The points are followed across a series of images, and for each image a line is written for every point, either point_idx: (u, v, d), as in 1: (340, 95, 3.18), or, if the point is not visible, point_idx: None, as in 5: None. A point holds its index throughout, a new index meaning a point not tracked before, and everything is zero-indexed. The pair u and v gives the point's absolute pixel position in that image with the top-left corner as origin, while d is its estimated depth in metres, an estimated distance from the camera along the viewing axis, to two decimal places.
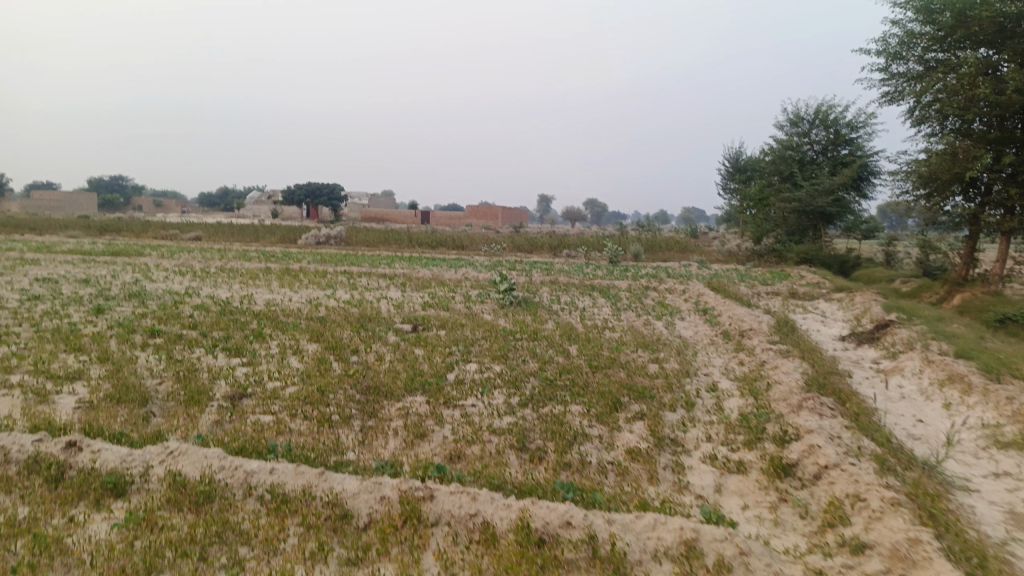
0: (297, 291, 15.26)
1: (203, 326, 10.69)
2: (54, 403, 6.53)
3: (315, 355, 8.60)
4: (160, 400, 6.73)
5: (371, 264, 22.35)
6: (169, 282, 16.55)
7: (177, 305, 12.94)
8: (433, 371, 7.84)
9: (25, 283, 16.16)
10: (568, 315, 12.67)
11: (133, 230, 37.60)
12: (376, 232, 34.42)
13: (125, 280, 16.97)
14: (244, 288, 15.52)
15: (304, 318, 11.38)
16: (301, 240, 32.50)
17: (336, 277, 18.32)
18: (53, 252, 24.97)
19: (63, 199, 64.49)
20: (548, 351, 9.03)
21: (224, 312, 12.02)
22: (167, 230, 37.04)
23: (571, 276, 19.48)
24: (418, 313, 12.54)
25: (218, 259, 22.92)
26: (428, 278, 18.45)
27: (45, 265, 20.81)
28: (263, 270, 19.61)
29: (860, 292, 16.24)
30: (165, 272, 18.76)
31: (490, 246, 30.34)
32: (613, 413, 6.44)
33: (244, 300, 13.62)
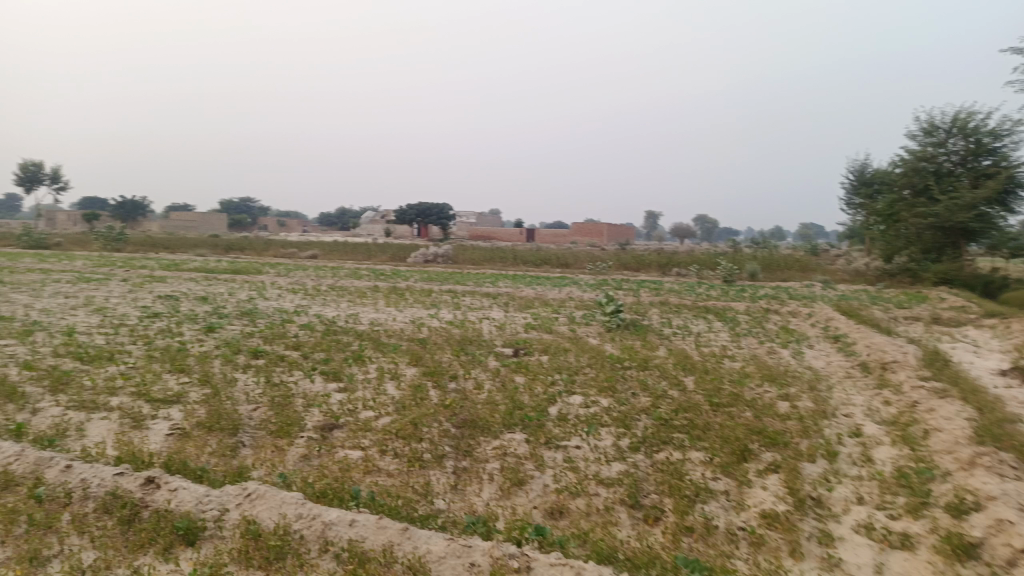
0: (401, 310, 15.07)
1: (306, 345, 10.55)
2: (147, 430, 6.36)
3: (411, 381, 8.13)
4: (250, 428, 6.44)
5: (476, 282, 22.10)
6: (281, 300, 16.82)
7: (284, 323, 12.99)
8: (535, 404, 7.19)
9: (149, 300, 16.88)
10: (682, 340, 11.74)
11: (255, 248, 39.37)
12: (483, 250, 34.37)
13: (240, 297, 17.43)
14: (349, 307, 15.51)
15: (404, 339, 11.06)
16: (409, 258, 32.87)
17: (440, 295, 18.12)
18: (181, 270, 26.31)
19: (197, 219, 68.99)
20: (661, 384, 8.19)
21: (327, 331, 11.90)
22: (285, 248, 38.52)
23: (683, 297, 18.40)
24: (520, 335, 11.97)
25: (330, 277, 23.38)
26: (532, 298, 17.91)
27: (171, 282, 21.83)
28: (371, 288, 19.70)
29: (1018, 318, 14.33)
30: (279, 290, 19.19)
31: (596, 264, 29.54)
32: (741, 465, 5.58)
33: (349, 319, 13.51)
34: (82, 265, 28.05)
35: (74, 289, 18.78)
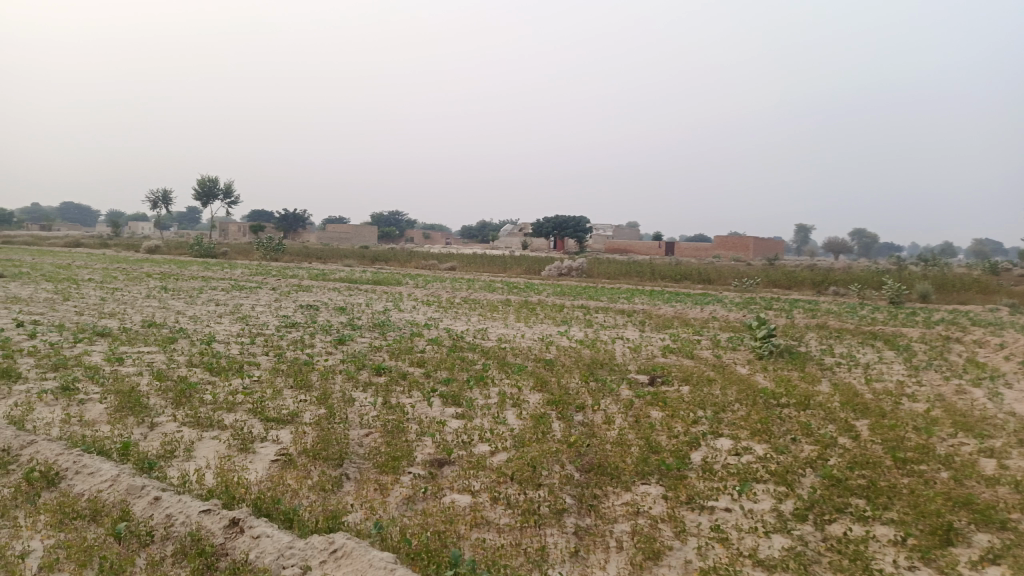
0: (532, 326, 14.39)
1: (428, 360, 10.02)
2: (252, 455, 5.97)
3: (534, 410, 7.32)
4: (355, 458, 5.89)
5: (612, 297, 21.12)
6: (413, 312, 16.67)
7: (412, 335, 12.62)
8: (674, 449, 6.16)
9: (290, 309, 17.25)
10: (847, 373, 10.17)
11: (397, 260, 40.51)
12: (620, 263, 33.25)
13: (375, 308, 17.50)
14: (479, 321, 15.00)
15: (531, 360, 10.29)
16: (544, 271, 32.36)
17: (574, 311, 17.28)
18: (326, 280, 27.27)
19: (349, 231, 72.57)
20: (828, 429, 6.89)
21: (453, 347, 11.36)
22: (426, 260, 39.33)
23: (843, 319, 16.50)
24: (658, 359, 10.90)
25: (465, 289, 23.26)
26: (672, 316, 16.68)
27: (315, 291, 22.49)
28: (503, 301, 19.25)
29: None
30: (414, 301, 19.15)
31: (741, 281, 27.61)
32: (946, 551, 4.32)
33: (477, 335, 12.99)
34: (240, 273, 29.76)
35: (227, 297, 19.65)
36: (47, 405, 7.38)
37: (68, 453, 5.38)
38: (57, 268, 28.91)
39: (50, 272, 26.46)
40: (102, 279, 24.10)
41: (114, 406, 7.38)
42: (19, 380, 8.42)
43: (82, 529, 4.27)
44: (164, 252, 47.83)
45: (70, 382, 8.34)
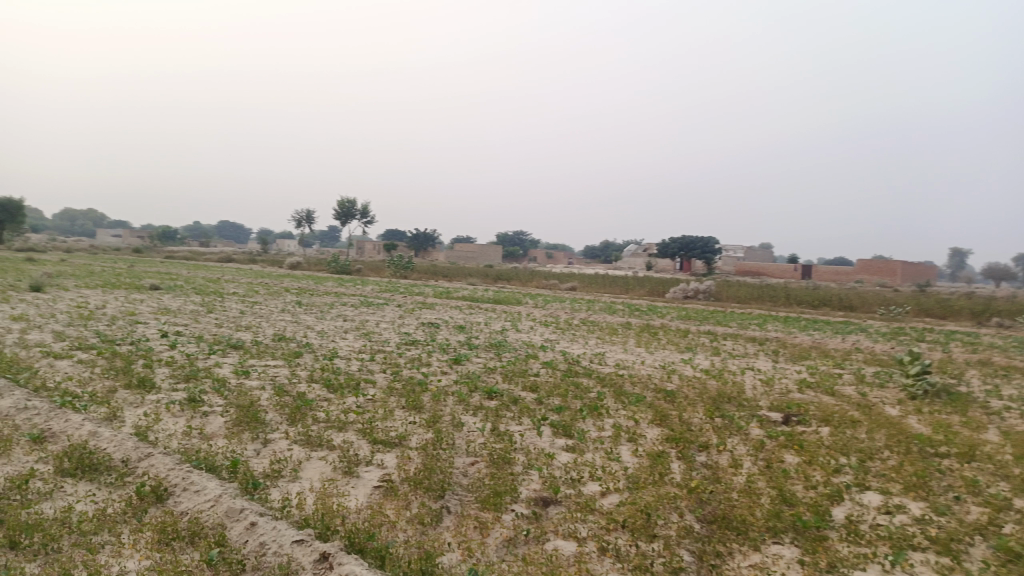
0: (654, 352, 13.71)
1: (543, 384, 9.65)
2: (356, 480, 5.76)
3: (651, 447, 6.77)
4: (457, 488, 5.59)
5: (741, 323, 19.94)
6: (532, 333, 16.38)
7: (528, 357, 12.31)
8: (811, 503, 5.44)
9: (411, 326, 17.44)
10: (1020, 419, 8.85)
11: (519, 279, 40.61)
12: (751, 287, 31.59)
13: (493, 327, 17.34)
14: (598, 345, 14.49)
15: (651, 389, 9.70)
16: (669, 293, 31.27)
17: (699, 337, 16.39)
18: (449, 298, 27.60)
19: (475, 250, 73.93)
20: (1001, 488, 5.89)
21: (569, 371, 10.93)
22: (548, 280, 39.14)
23: (1011, 356, 14.66)
24: (793, 394, 9.97)
25: (585, 310, 22.76)
26: (808, 346, 15.44)
27: (437, 309, 22.73)
28: (624, 325, 18.60)
29: None
30: (533, 322, 18.89)
31: (888, 309, 25.41)
32: None
33: (595, 359, 12.49)
34: (369, 290, 30.75)
35: (354, 313, 20.21)
36: (174, 417, 7.64)
37: (180, 469, 5.44)
38: (207, 281, 31.05)
39: (200, 285, 28.40)
40: (244, 292, 25.54)
41: (233, 420, 7.52)
42: (153, 390, 8.82)
43: (179, 551, 4.22)
44: (303, 269, 50.52)
45: (197, 394, 8.63)
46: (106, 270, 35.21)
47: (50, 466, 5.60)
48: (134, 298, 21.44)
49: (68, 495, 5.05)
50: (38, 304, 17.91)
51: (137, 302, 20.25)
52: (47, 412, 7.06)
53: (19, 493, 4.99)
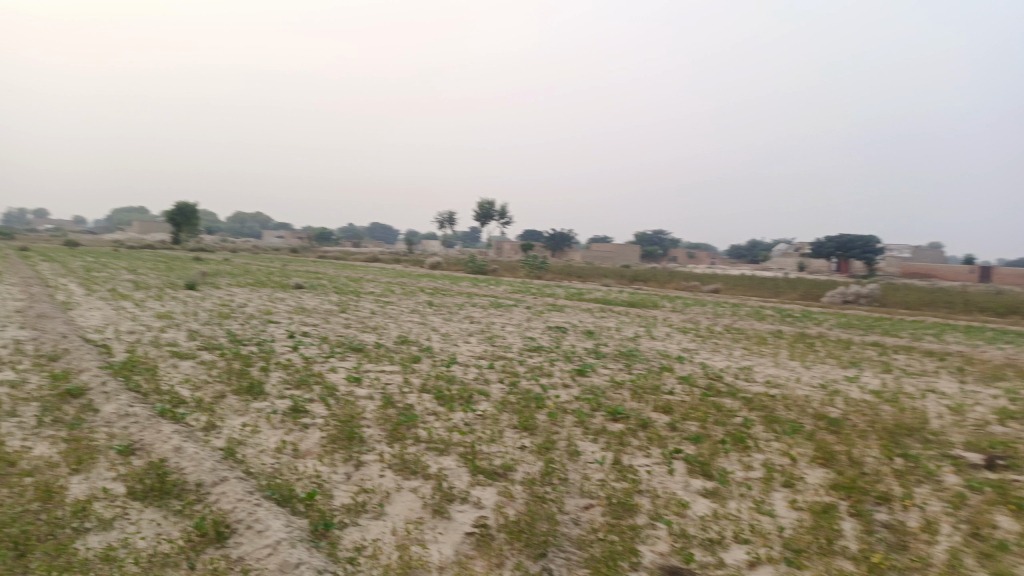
0: (811, 368, 11.91)
1: (677, 405, 8.34)
2: (445, 523, 4.80)
3: (814, 499, 5.38)
4: (564, 544, 4.55)
5: (914, 333, 17.39)
6: (669, 341, 14.91)
7: (661, 370, 10.95)
8: None
9: (538, 330, 16.49)
10: None
11: (658, 280, 38.70)
12: (921, 291, 28.12)
13: (626, 334, 16.03)
14: (743, 358, 12.83)
15: (808, 416, 8.14)
16: (824, 297, 28.40)
17: (864, 350, 14.26)
18: (582, 300, 26.45)
19: (612, 251, 72.42)
20: None
21: (710, 390, 9.48)
22: (688, 281, 37.01)
23: None
24: (993, 428, 8.04)
25: (729, 316, 20.87)
26: (1004, 364, 12.96)
27: (568, 311, 21.65)
28: (774, 333, 16.67)
29: None
30: (670, 328, 17.37)
31: None
32: None
33: (742, 375, 10.91)
34: (501, 290, 30.18)
35: (482, 315, 19.53)
36: (271, 429, 7.03)
37: (248, 502, 4.74)
38: (349, 280, 31.77)
39: (341, 284, 29.01)
40: (380, 292, 25.64)
41: (328, 433, 6.79)
42: (259, 396, 8.34)
43: None
44: (442, 268, 51.25)
45: (300, 401, 8.02)
46: (261, 269, 37.09)
47: (122, 488, 5.04)
48: (276, 296, 21.96)
49: (127, 526, 4.42)
50: (188, 302, 18.62)
51: (277, 301, 20.72)
52: (143, 421, 6.66)
53: (76, 522, 4.36)
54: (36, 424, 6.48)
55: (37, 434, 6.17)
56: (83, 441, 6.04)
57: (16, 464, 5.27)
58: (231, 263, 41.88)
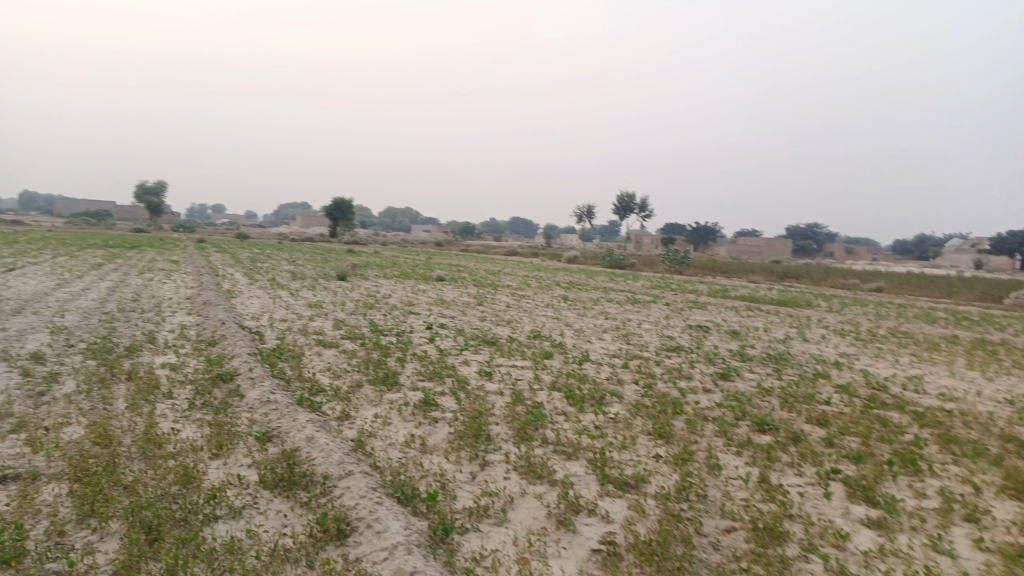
0: (995, 380, 10.45)
1: (834, 417, 7.50)
2: (570, 536, 4.47)
3: (1006, 540, 4.54)
4: (701, 571, 4.08)
5: None
6: (823, 345, 13.70)
7: (816, 377, 9.97)
8: None
9: (679, 329, 15.73)
10: None
11: (811, 278, 36.27)
12: None
13: (775, 335, 14.93)
14: (912, 366, 11.49)
15: (995, 437, 7.03)
16: (1008, 299, 25.33)
17: None
18: (727, 298, 25.15)
19: (760, 246, 69.02)
20: None
21: (873, 402, 8.48)
22: (846, 279, 34.37)
23: None
24: None
25: (893, 318, 19.02)
26: None
27: (712, 310, 20.61)
28: (948, 338, 14.92)
29: None
30: (825, 330, 16.01)
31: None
32: None
33: (910, 386, 9.74)
34: (641, 286, 29.34)
35: (620, 311, 18.96)
36: (401, 422, 6.69)
37: (369, 499, 4.64)
38: (488, 274, 32.13)
39: (481, 278, 29.37)
40: (518, 286, 25.67)
41: (457, 429, 6.43)
42: (393, 388, 8.01)
43: None
44: (582, 263, 50.84)
45: (432, 394, 7.66)
46: (407, 261, 38.41)
47: (254, 475, 5.07)
48: (418, 289, 22.51)
49: (255, 516, 4.41)
50: (336, 292, 19.43)
51: (419, 292, 21.20)
52: (281, 408, 6.66)
53: (209, 509, 4.40)
54: (187, 407, 6.75)
55: (186, 417, 6.43)
56: (226, 426, 6.18)
57: (163, 446, 5.47)
58: (380, 256, 43.70)
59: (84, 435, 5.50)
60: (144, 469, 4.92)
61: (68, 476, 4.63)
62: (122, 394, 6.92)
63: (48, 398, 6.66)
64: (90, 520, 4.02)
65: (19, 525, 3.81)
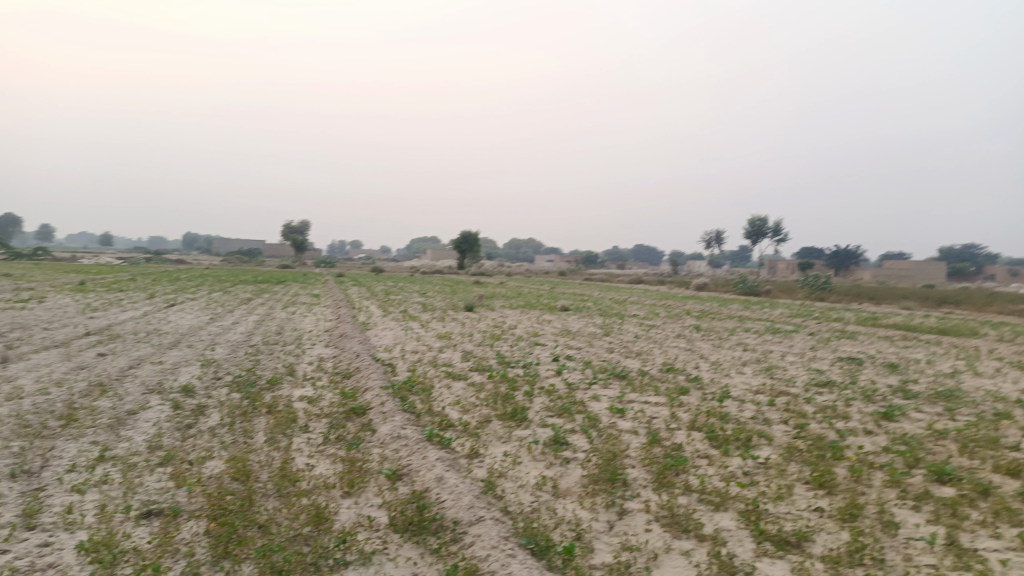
0: None
1: None
2: None
3: None
4: None
5: None
6: (1001, 380, 12.12)
7: (998, 419, 8.73)
8: None
9: (826, 361, 14.50)
10: None
11: (974, 303, 32.93)
12: None
13: (940, 369, 13.42)
14: None
15: None
16: None
17: None
18: (878, 326, 23.16)
19: (910, 269, 63.93)
20: None
21: None
22: (1016, 304, 30.91)
23: None
24: None
25: None
26: None
27: (862, 339, 18.98)
28: None
29: None
30: (1000, 363, 14.24)
31: None
32: None
33: None
34: (778, 314, 27.69)
35: (759, 342, 17.81)
36: (531, 461, 6.34)
37: (501, 550, 4.33)
38: (615, 303, 31.48)
39: (607, 307, 28.78)
40: (647, 315, 24.88)
41: (591, 472, 6.02)
42: (522, 424, 7.62)
43: None
44: (712, 290, 48.91)
45: (562, 432, 7.22)
46: (532, 291, 38.37)
47: (385, 516, 4.84)
48: (545, 319, 22.28)
49: (385, 564, 4.19)
50: (464, 323, 19.54)
51: (545, 322, 20.96)
52: (412, 445, 6.41)
53: (338, 554, 4.23)
54: (322, 441, 6.70)
55: (320, 452, 6.33)
56: (357, 462, 6.00)
57: (296, 483, 5.38)
58: (507, 286, 44.01)
59: (224, 470, 5.56)
60: (278, 506, 4.85)
61: (206, 513, 4.62)
62: (262, 428, 7.03)
63: (194, 431, 6.88)
64: (223, 563, 3.96)
65: (156, 565, 3.80)
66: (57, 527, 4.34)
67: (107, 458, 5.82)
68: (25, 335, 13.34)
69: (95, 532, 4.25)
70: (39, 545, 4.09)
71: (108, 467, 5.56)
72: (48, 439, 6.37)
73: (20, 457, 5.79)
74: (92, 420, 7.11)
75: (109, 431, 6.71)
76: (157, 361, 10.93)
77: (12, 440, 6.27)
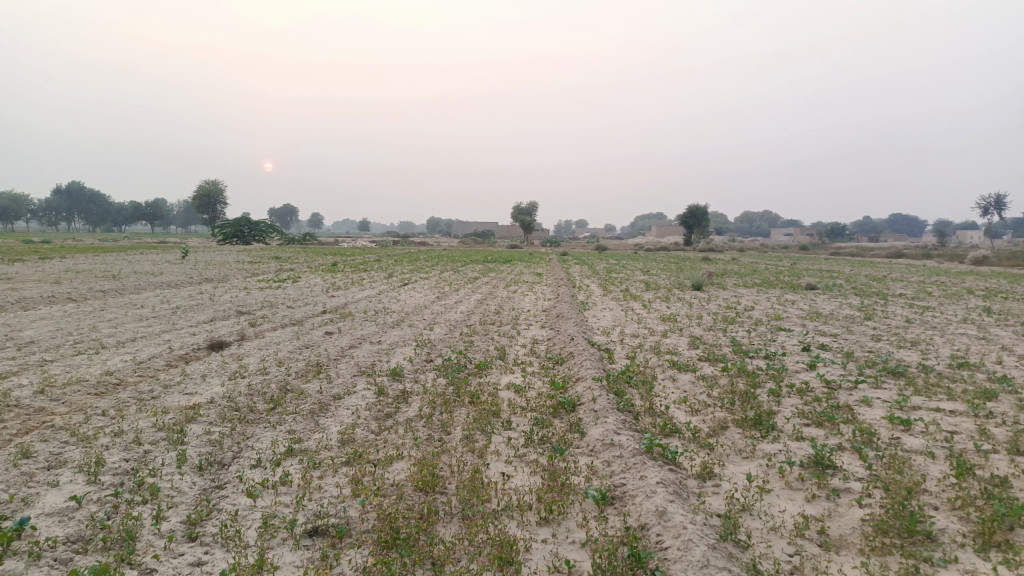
0: None
1: None
2: None
3: None
4: None
5: None
6: None
7: None
8: None
9: None
10: None
11: None
12: None
13: None
14: None
15: None
16: None
17: None
18: None
19: None
20: None
21: None
22: None
23: None
24: None
25: None
26: None
27: None
28: None
29: None
30: None
31: None
32: None
33: None
34: None
35: None
36: (784, 492, 4.81)
37: None
38: (872, 281, 27.37)
39: (863, 285, 25.03)
40: (915, 294, 21.06)
41: (876, 516, 4.34)
42: (768, 435, 6.03)
43: None
44: (992, 264, 41.48)
45: (826, 450, 5.52)
46: (770, 268, 34.98)
47: (587, 562, 3.68)
48: (787, 298, 19.69)
49: None
50: (693, 303, 17.77)
51: (787, 302, 18.47)
52: (629, 456, 5.14)
53: None
54: (523, 442, 5.69)
55: (520, 458, 5.31)
56: (561, 476, 4.87)
57: (486, 500, 4.40)
58: (739, 263, 40.80)
59: (408, 477, 4.76)
60: (458, 535, 3.90)
61: (373, 538, 3.80)
62: (460, 423, 6.22)
63: (390, 423, 6.22)
64: None
65: None
66: (216, 543, 3.78)
67: (295, 452, 5.32)
68: (270, 313, 14.17)
69: (247, 555, 3.61)
70: (189, 565, 3.53)
71: (293, 465, 5.04)
72: (249, 425, 6.09)
73: (216, 445, 5.50)
74: (296, 404, 6.81)
75: (307, 419, 6.30)
76: (376, 341, 10.79)
77: (216, 424, 6.06)
